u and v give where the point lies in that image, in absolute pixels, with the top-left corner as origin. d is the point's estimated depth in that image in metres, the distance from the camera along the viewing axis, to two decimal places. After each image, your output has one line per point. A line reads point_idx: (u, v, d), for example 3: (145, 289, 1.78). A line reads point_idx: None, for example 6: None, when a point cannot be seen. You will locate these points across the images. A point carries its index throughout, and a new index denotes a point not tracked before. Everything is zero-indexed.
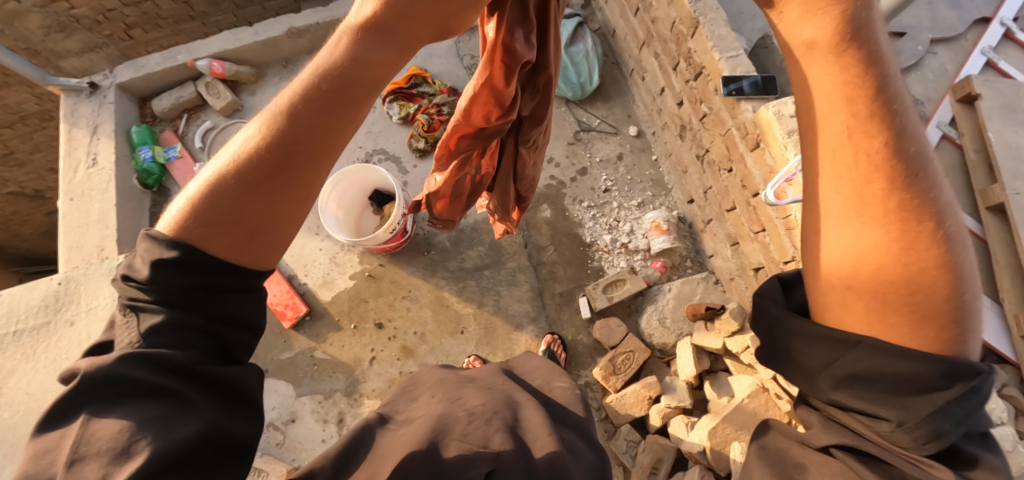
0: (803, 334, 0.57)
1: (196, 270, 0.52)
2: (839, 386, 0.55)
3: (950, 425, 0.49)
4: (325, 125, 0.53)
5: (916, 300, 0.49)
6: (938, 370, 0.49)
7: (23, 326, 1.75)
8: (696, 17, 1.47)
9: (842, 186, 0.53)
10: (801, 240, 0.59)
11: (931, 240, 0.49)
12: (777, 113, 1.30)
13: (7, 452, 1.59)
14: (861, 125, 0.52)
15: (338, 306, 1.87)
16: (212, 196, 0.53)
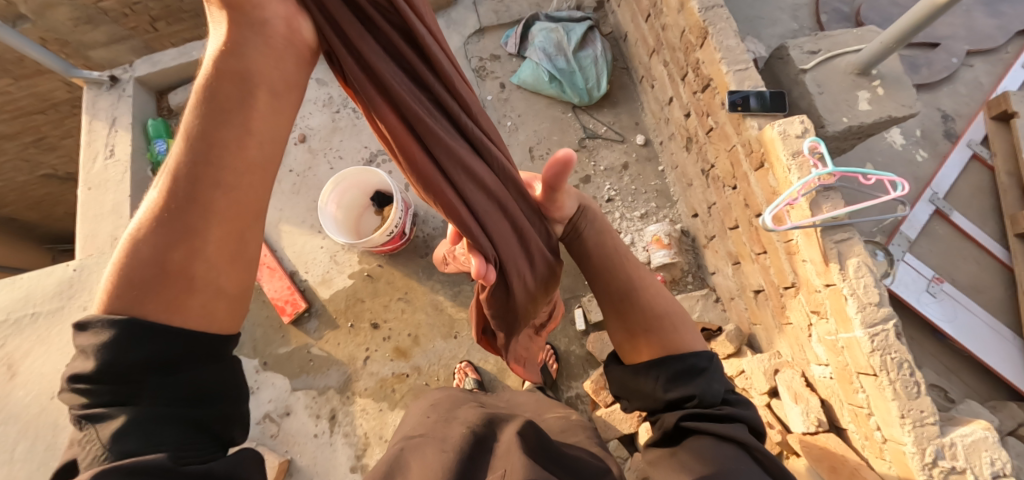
0: (636, 371, 0.95)
1: (142, 352, 0.61)
2: (666, 387, 0.89)
3: (717, 386, 0.88)
4: (206, 165, 0.65)
5: (672, 327, 0.97)
6: (699, 358, 0.90)
7: (40, 308, 1.85)
8: (705, 27, 1.41)
9: (614, 279, 1.03)
10: (622, 325, 1.01)
11: (660, 301, 1.00)
12: (782, 133, 1.24)
13: (22, 428, 1.70)
14: (605, 251, 1.06)
15: (336, 304, 1.90)
16: (137, 261, 0.64)
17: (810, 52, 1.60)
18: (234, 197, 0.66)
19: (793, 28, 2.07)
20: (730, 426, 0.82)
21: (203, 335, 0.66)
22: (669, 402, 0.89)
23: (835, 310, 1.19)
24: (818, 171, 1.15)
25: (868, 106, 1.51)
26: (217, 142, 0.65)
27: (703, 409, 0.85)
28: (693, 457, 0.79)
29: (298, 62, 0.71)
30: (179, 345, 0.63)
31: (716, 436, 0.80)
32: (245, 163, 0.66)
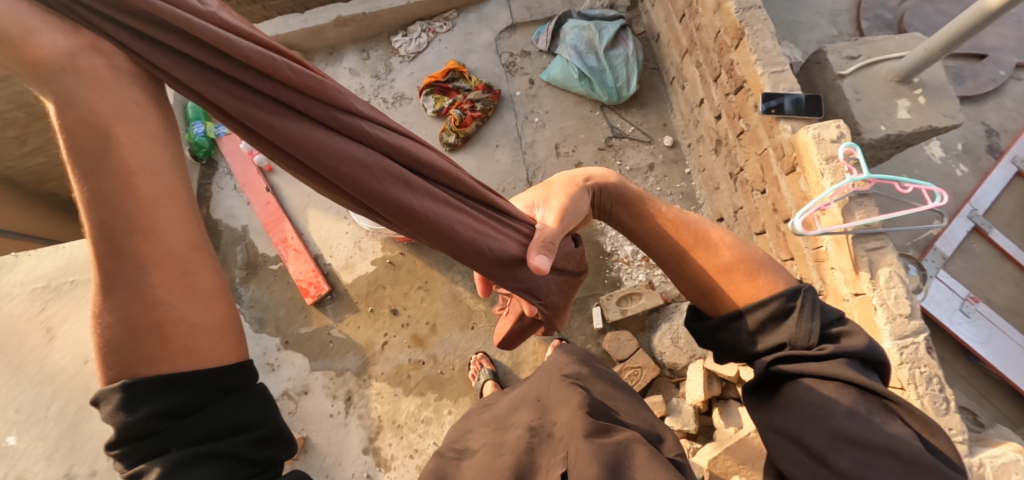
0: (718, 328, 0.90)
1: (163, 394, 0.61)
2: (752, 339, 0.85)
3: (814, 324, 0.80)
4: (119, 213, 0.58)
5: (746, 274, 0.90)
6: (783, 299, 0.83)
7: (79, 276, 1.94)
8: (741, 28, 1.40)
9: (671, 240, 0.99)
10: (691, 286, 0.96)
11: (725, 250, 0.94)
12: (817, 136, 1.22)
13: (57, 389, 1.80)
14: (652, 215, 1.03)
15: (357, 289, 1.93)
16: (109, 335, 0.61)
17: (849, 57, 1.56)
18: (166, 239, 0.61)
19: (832, 34, 2.02)
20: (832, 364, 0.76)
21: (206, 379, 0.64)
22: (760, 353, 0.85)
23: (864, 321, 1.16)
24: (853, 177, 1.13)
25: (908, 114, 1.47)
26: (111, 190, 0.58)
27: (796, 353, 0.79)
28: (793, 406, 0.77)
29: (136, 82, 0.62)
30: (193, 389, 0.63)
31: (815, 380, 0.76)
32: (156, 201, 0.60)
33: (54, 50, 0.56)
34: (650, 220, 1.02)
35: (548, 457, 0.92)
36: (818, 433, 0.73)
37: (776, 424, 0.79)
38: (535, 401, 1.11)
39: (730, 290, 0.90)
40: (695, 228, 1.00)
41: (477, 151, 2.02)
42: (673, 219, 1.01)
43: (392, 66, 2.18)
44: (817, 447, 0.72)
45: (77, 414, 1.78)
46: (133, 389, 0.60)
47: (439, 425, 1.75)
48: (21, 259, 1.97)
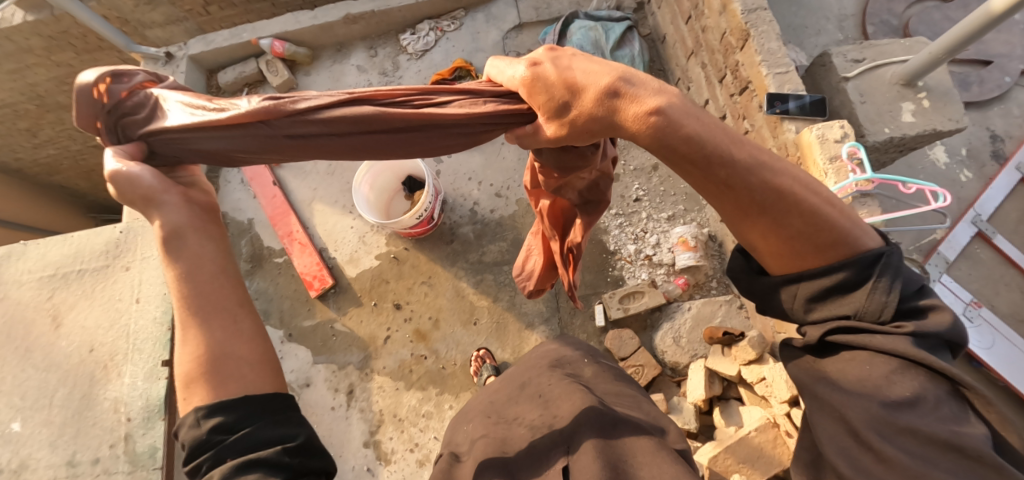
0: (770, 288, 0.81)
1: (222, 410, 0.77)
2: (808, 307, 0.78)
3: (889, 297, 0.72)
4: (197, 284, 0.84)
5: (815, 248, 0.74)
6: (853, 272, 0.73)
7: (86, 266, 1.96)
8: (747, 29, 1.41)
9: (730, 205, 0.74)
10: (750, 243, 0.79)
11: (802, 214, 0.71)
12: (820, 136, 1.23)
13: (62, 376, 1.82)
14: (706, 170, 0.70)
15: (361, 283, 1.95)
16: (187, 370, 0.80)
17: (854, 60, 1.57)
18: (224, 299, 0.85)
19: (838, 39, 2.04)
20: (905, 342, 0.71)
21: (250, 402, 0.80)
22: (814, 320, 0.79)
23: None
24: (856, 177, 1.14)
25: (912, 117, 1.48)
26: (190, 271, 0.84)
27: (864, 326, 0.73)
28: (842, 381, 0.75)
29: (207, 211, 0.91)
30: (238, 408, 0.78)
31: (877, 356, 0.72)
32: (217, 273, 0.86)
33: (152, 182, 0.87)
34: (693, 184, 0.74)
35: (549, 447, 0.94)
36: (867, 414, 0.71)
37: (823, 397, 0.77)
38: (538, 397, 1.11)
39: (798, 260, 0.76)
40: (764, 189, 0.70)
41: (482, 148, 2.04)
42: (728, 182, 0.71)
43: (399, 64, 2.21)
44: (864, 430, 0.70)
45: (80, 401, 1.79)
46: (200, 412, 0.78)
47: (440, 420, 1.75)
48: (29, 248, 1.99)
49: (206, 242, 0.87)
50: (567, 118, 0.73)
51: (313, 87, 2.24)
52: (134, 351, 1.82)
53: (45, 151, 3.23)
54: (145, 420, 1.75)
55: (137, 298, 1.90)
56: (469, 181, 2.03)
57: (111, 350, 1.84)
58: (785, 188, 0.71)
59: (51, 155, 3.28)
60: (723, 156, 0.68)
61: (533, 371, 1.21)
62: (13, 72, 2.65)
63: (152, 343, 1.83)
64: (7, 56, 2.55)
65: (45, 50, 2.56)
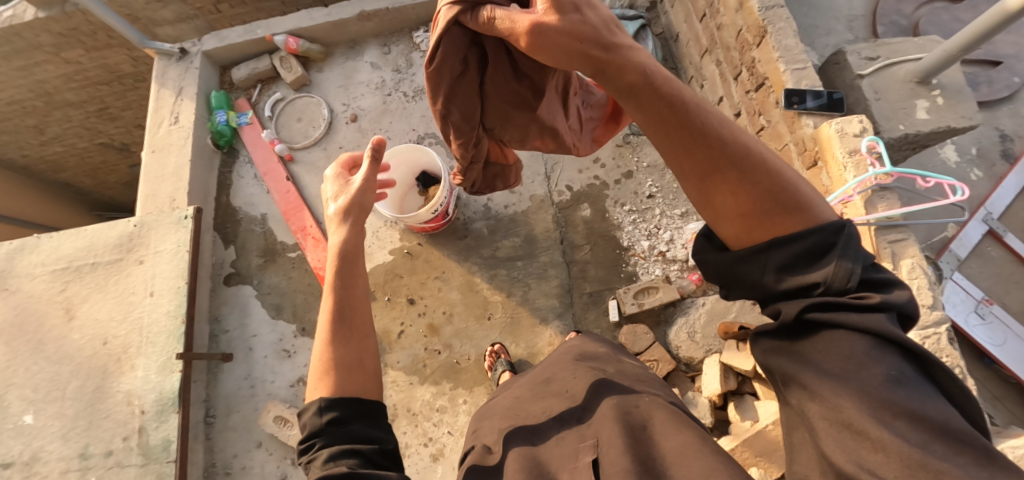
0: (739, 260, 0.73)
1: (339, 405, 0.81)
2: (780, 276, 0.69)
3: (855, 266, 0.66)
4: (351, 289, 0.92)
5: (781, 207, 0.70)
6: (823, 232, 0.67)
7: (100, 259, 1.94)
8: (764, 26, 1.42)
9: (700, 156, 0.71)
10: (722, 212, 0.73)
11: (768, 172, 0.70)
12: (840, 131, 1.24)
13: (75, 369, 1.81)
14: (679, 111, 0.71)
15: (374, 277, 1.95)
16: (328, 366, 0.85)
17: (868, 58, 1.58)
18: (362, 310, 0.92)
19: (848, 39, 2.06)
20: (876, 316, 0.64)
21: (360, 405, 0.83)
22: (784, 291, 0.70)
23: None
24: (876, 170, 1.15)
25: (927, 115, 1.49)
26: (345, 280, 0.92)
27: (835, 299, 0.65)
28: (823, 362, 0.66)
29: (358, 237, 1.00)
30: (347, 407, 0.81)
31: (855, 333, 0.64)
32: (360, 284, 0.94)
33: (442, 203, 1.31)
34: (669, 120, 0.71)
35: (576, 441, 0.95)
36: (853, 396, 0.61)
37: (801, 382, 0.67)
38: (561, 392, 1.11)
39: (767, 227, 0.71)
40: (734, 140, 0.71)
41: None
42: (703, 127, 0.71)
43: (413, 61, 2.22)
44: (858, 416, 0.60)
45: (93, 394, 1.79)
46: (319, 403, 0.81)
47: (454, 415, 1.75)
48: (43, 241, 1.97)
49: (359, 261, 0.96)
50: (574, 17, 0.75)
51: (327, 83, 2.25)
52: (145, 345, 1.81)
53: (52, 149, 3.23)
54: (158, 413, 1.74)
55: (150, 292, 1.87)
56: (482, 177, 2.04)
57: (124, 343, 1.83)
58: (752, 148, 0.71)
59: (58, 153, 3.28)
60: (695, 101, 0.72)
61: (559, 367, 1.22)
62: (22, 69, 2.66)
63: (165, 337, 1.81)
64: (17, 52, 2.56)
65: (55, 46, 2.57)
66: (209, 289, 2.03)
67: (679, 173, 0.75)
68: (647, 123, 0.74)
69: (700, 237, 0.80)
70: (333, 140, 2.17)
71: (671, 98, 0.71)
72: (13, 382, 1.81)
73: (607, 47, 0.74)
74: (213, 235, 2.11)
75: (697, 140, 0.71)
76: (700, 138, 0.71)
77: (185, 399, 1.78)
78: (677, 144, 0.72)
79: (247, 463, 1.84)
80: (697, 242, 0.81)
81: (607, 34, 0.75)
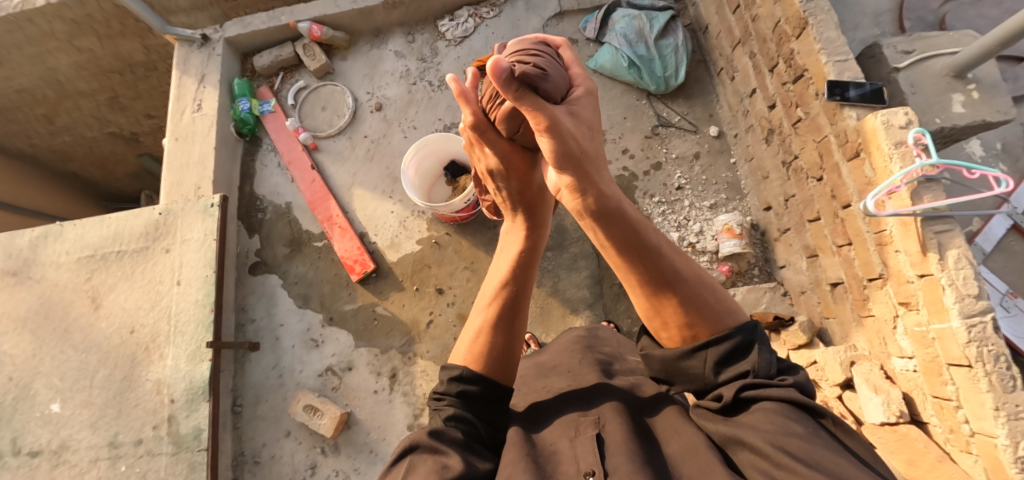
0: (682, 356, 0.82)
1: (479, 381, 0.90)
2: (717, 370, 0.79)
3: (771, 356, 0.79)
4: (523, 281, 0.97)
5: (710, 313, 0.81)
6: (744, 329, 0.80)
7: (125, 248, 1.92)
8: (805, 17, 1.41)
9: (645, 275, 0.81)
10: (670, 321, 0.82)
11: (696, 286, 0.82)
12: (886, 122, 1.22)
13: (103, 357, 1.81)
14: (631, 239, 0.81)
15: (403, 268, 1.96)
16: (488, 348, 0.92)
17: (904, 52, 1.60)
18: (522, 292, 0.96)
19: (876, 34, 2.07)
20: (791, 392, 0.73)
21: (496, 388, 0.91)
22: (721, 383, 0.79)
23: (929, 301, 1.19)
24: (924, 161, 1.15)
25: (962, 108, 1.51)
26: (520, 266, 0.97)
27: (762, 381, 0.75)
28: (748, 422, 0.70)
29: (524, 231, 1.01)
30: (479, 384, 0.90)
31: (775, 401, 0.71)
32: (523, 274, 0.97)
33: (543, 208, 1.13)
34: (628, 246, 0.80)
35: (577, 415, 0.91)
36: (768, 439, 0.65)
37: (739, 439, 0.69)
38: (568, 372, 1.10)
39: (699, 333, 0.82)
40: (675, 263, 0.82)
41: None
42: (650, 251, 0.81)
43: (437, 50, 2.20)
44: (779, 453, 0.63)
45: (121, 383, 1.78)
46: (463, 371, 0.90)
47: None
48: (67, 228, 1.95)
49: (527, 255, 0.98)
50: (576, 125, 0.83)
51: (351, 72, 2.23)
52: (173, 335, 1.81)
53: (61, 139, 3.18)
54: (189, 402, 1.74)
55: (177, 281, 1.87)
56: None
57: (152, 332, 1.82)
58: (684, 266, 0.83)
59: (66, 142, 3.24)
60: (641, 231, 0.81)
61: (564, 353, 1.20)
62: (34, 57, 2.62)
63: (195, 325, 1.81)
64: (29, 40, 2.52)
65: (67, 34, 2.53)
66: (235, 279, 2.03)
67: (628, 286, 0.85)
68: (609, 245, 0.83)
69: (643, 337, 0.92)
70: (358, 130, 2.15)
71: (628, 225, 0.81)
72: (39, 371, 1.81)
73: (584, 168, 0.81)
74: (237, 225, 2.10)
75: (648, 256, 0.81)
76: (653, 257, 0.81)
77: (215, 387, 1.77)
78: (630, 262, 0.82)
79: (276, 452, 1.84)
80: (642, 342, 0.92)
81: (592, 159, 0.82)
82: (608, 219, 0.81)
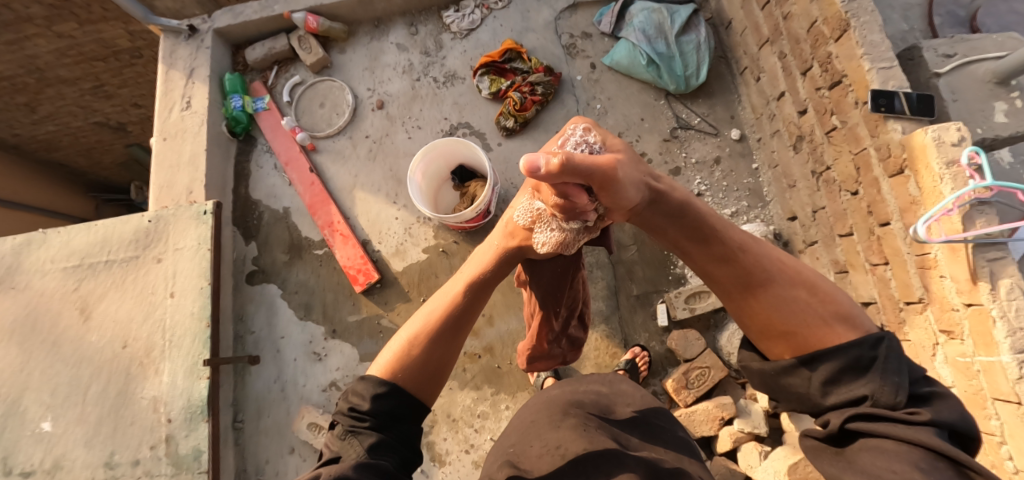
0: (786, 372, 0.76)
1: (402, 399, 0.81)
2: (824, 391, 0.72)
3: (902, 378, 0.69)
4: (480, 297, 0.91)
5: (820, 321, 0.76)
6: (866, 342, 0.72)
7: (114, 257, 1.82)
8: (847, 19, 1.30)
9: (742, 277, 0.81)
10: (773, 332, 0.79)
11: (806, 290, 0.78)
12: (937, 139, 1.13)
13: (95, 372, 1.72)
14: (714, 243, 0.82)
15: (409, 277, 1.87)
16: (416, 358, 0.84)
17: (945, 55, 1.49)
18: (473, 306, 0.91)
19: (904, 29, 1.95)
20: (925, 430, 0.64)
21: (416, 405, 0.83)
22: (832, 406, 0.72)
23: (976, 333, 1.12)
24: (978, 183, 1.06)
25: (1005, 118, 1.42)
26: (480, 282, 0.92)
27: (882, 412, 0.67)
28: (858, 467, 0.66)
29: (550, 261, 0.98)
30: (401, 399, 0.81)
31: (898, 444, 0.64)
32: (484, 291, 0.92)
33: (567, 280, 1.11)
34: (712, 247, 0.82)
35: None
36: None
37: None
38: (582, 428, 0.94)
39: (803, 342, 0.76)
40: (762, 263, 0.80)
41: (532, 136, 1.95)
42: (733, 256, 0.81)
43: (442, 43, 2.07)
44: None
45: (116, 400, 1.70)
46: (385, 385, 0.81)
47: (496, 420, 1.73)
48: (51, 235, 1.84)
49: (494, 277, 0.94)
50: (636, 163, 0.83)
51: (351, 66, 2.10)
52: (167, 349, 1.72)
53: (45, 128, 3.02)
54: (187, 421, 1.66)
55: (171, 292, 1.77)
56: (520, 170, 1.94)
57: (146, 345, 1.73)
58: (779, 270, 0.80)
59: (51, 132, 3.07)
60: (717, 234, 0.82)
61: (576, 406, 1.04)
62: (13, 43, 2.45)
63: (190, 340, 1.72)
64: (7, 26, 2.36)
65: (47, 19, 2.37)
66: (232, 287, 1.93)
67: (719, 293, 0.85)
68: (689, 251, 0.85)
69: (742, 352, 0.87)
70: (360, 129, 2.03)
71: (703, 232, 0.83)
72: (28, 386, 1.72)
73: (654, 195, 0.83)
74: (233, 230, 2.00)
75: (733, 258, 0.81)
76: (742, 259, 0.81)
77: (214, 405, 1.70)
78: (722, 269, 0.82)
79: (280, 468, 1.77)
80: (742, 353, 0.86)
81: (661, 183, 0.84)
82: (678, 222, 0.84)
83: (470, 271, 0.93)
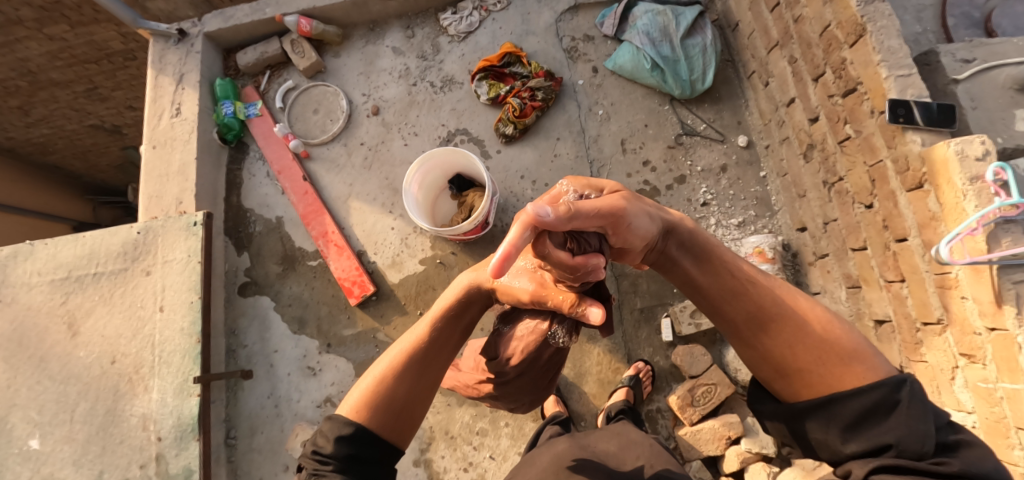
0: (799, 416, 0.72)
1: (369, 440, 0.77)
2: (843, 438, 0.68)
3: (927, 426, 0.63)
4: (453, 335, 0.87)
5: (836, 358, 0.71)
6: (886, 384, 0.67)
7: (102, 269, 1.76)
8: (863, 24, 1.24)
9: (757, 311, 0.77)
10: (787, 371, 0.74)
11: (821, 326, 0.74)
12: (960, 152, 1.06)
13: (83, 389, 1.67)
14: (728, 274, 0.80)
15: (405, 289, 1.82)
16: (384, 398, 0.80)
17: (964, 61, 1.43)
18: (443, 341, 0.85)
19: (917, 32, 1.88)
20: None
21: (384, 446, 0.79)
22: (853, 455, 0.67)
23: (1000, 357, 1.05)
24: (1005, 200, 0.99)
25: None
26: (451, 318, 0.86)
27: (906, 463, 0.62)
28: None
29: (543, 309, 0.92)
30: (367, 440, 0.77)
31: None
32: (456, 327, 0.87)
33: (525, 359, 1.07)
34: (724, 282, 0.79)
35: None
36: None
37: None
38: None
39: (815, 381, 0.72)
40: (772, 296, 0.77)
41: (533, 143, 1.89)
42: (744, 289, 0.78)
43: (440, 47, 2.01)
44: None
45: (105, 417, 1.65)
46: (350, 427, 0.77)
47: (496, 438, 1.68)
48: (37, 247, 1.79)
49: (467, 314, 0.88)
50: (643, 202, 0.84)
51: (346, 70, 2.04)
52: (157, 366, 1.67)
53: (39, 131, 2.96)
54: (177, 440, 1.61)
55: (160, 307, 1.72)
56: (520, 179, 1.88)
57: (135, 361, 1.68)
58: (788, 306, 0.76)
59: (45, 135, 3.02)
60: (728, 268, 0.81)
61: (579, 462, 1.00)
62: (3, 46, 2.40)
63: (181, 356, 1.67)
64: None
65: (37, 22, 2.31)
66: (224, 300, 1.88)
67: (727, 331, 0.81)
68: (700, 285, 0.82)
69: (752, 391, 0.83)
70: (354, 136, 1.97)
71: (713, 264, 0.81)
72: (16, 403, 1.67)
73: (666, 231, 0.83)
74: (224, 241, 1.94)
75: (743, 291, 0.78)
76: (752, 292, 0.78)
77: (205, 423, 1.65)
78: (734, 303, 0.78)
79: None
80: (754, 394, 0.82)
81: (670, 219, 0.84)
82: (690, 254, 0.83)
83: (439, 305, 0.88)
